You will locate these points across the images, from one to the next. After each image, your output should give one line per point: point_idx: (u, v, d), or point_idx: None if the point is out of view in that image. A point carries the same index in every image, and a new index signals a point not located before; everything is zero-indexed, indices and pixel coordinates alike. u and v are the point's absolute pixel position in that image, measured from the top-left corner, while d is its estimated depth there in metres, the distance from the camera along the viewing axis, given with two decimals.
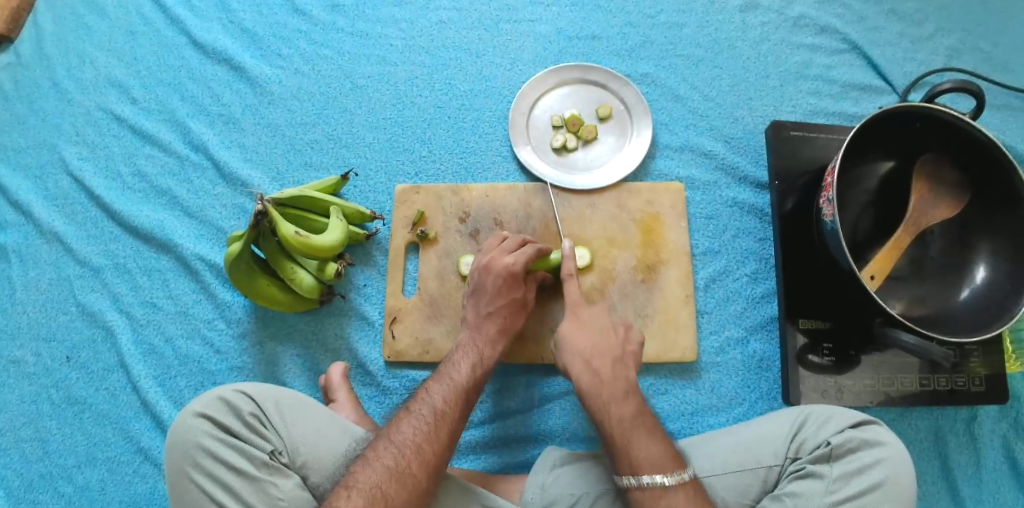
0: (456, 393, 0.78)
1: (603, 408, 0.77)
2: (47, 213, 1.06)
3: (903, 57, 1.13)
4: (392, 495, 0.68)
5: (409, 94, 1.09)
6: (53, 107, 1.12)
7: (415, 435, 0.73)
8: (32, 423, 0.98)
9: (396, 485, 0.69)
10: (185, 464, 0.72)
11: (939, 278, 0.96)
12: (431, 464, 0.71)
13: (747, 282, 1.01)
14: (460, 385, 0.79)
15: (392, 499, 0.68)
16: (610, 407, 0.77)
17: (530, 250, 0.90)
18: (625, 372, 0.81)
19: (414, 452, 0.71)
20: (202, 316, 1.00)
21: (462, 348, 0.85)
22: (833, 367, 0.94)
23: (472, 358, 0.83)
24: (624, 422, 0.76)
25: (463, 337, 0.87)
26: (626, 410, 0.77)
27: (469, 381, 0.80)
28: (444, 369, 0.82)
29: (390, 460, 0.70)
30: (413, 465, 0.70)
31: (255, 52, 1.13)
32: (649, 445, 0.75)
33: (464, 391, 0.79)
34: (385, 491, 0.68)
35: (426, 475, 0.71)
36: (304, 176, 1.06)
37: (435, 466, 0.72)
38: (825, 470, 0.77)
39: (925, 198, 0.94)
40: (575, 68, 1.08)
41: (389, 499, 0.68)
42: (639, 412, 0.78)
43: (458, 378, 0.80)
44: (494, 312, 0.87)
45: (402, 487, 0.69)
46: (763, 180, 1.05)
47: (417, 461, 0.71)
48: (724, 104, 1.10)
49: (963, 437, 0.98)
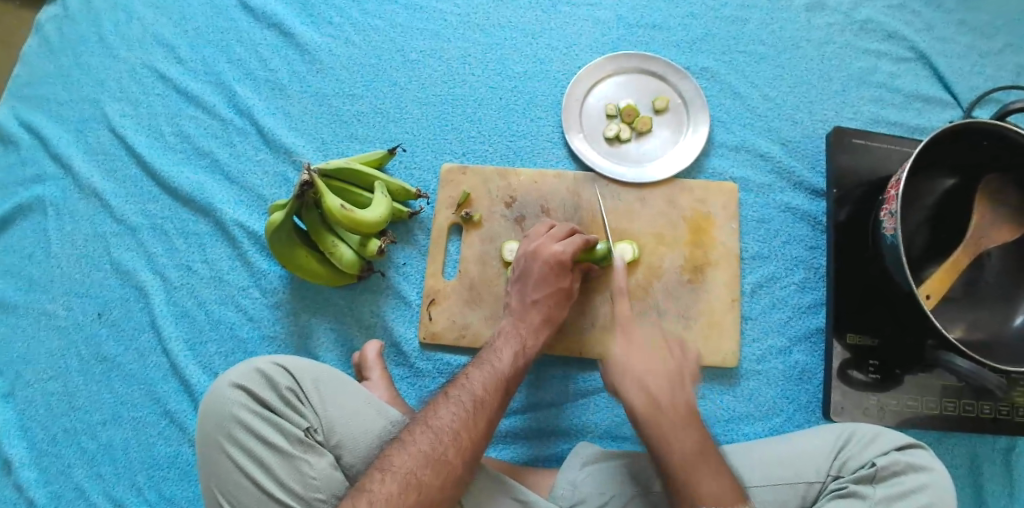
0: (495, 383, 0.76)
1: (638, 389, 0.75)
2: (87, 167, 1.05)
3: (971, 70, 1.08)
4: (427, 481, 0.66)
5: (460, 72, 1.07)
6: (98, 61, 1.10)
7: (454, 423, 0.70)
8: (59, 377, 0.97)
9: (431, 472, 0.67)
10: (219, 435, 0.70)
11: (994, 302, 0.92)
12: (467, 451, 0.69)
13: (795, 290, 0.98)
14: (500, 374, 0.77)
15: (426, 485, 0.66)
16: (645, 388, 0.75)
17: (579, 241, 0.87)
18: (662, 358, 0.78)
19: (452, 439, 0.69)
20: (238, 283, 0.98)
21: (503, 336, 0.82)
22: (878, 385, 0.91)
23: (513, 347, 0.81)
24: (660, 405, 0.74)
25: (503, 325, 0.84)
26: (662, 390, 0.75)
27: (509, 370, 0.78)
28: (484, 356, 0.79)
29: (426, 445, 0.68)
30: (449, 452, 0.68)
31: (305, 18, 1.10)
32: (682, 432, 0.72)
33: (505, 385, 0.76)
34: (420, 478, 0.66)
35: (462, 463, 0.69)
36: (349, 149, 1.03)
37: (470, 455, 0.69)
38: (867, 491, 0.74)
39: (985, 220, 0.93)
40: (633, 57, 1.04)
41: (424, 485, 0.66)
42: (676, 392, 0.75)
43: (498, 366, 0.78)
44: (540, 299, 0.85)
45: (437, 474, 0.67)
46: (820, 186, 1.02)
47: (453, 447, 0.69)
48: (783, 105, 1.06)
49: (1000, 467, 0.95)
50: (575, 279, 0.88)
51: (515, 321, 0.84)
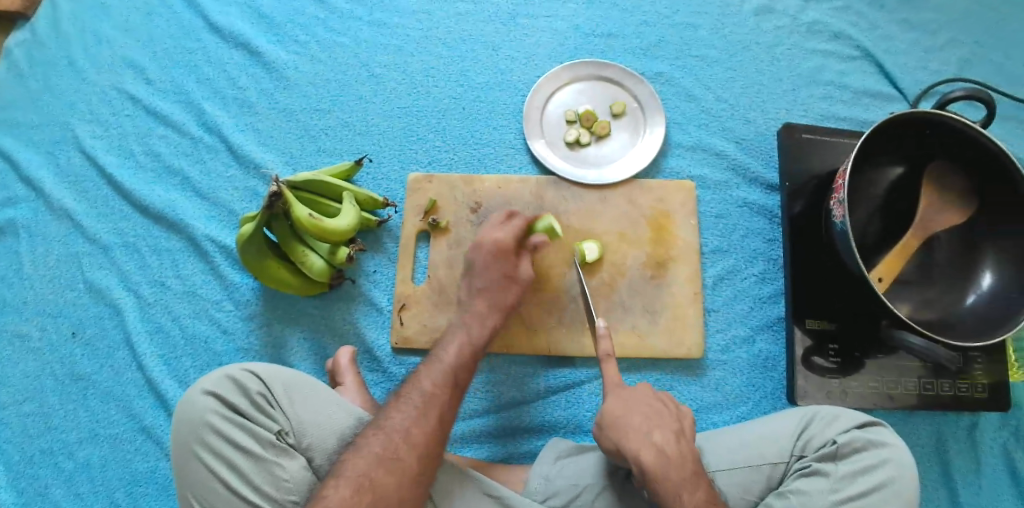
0: (445, 381, 0.78)
1: (648, 446, 0.74)
2: (59, 189, 1.06)
3: (915, 66, 1.14)
4: (381, 482, 0.68)
5: (424, 84, 1.10)
6: (68, 85, 1.12)
7: (405, 422, 0.73)
8: (34, 398, 0.97)
9: (384, 471, 0.69)
10: (192, 442, 0.72)
11: (942, 281, 0.96)
12: (420, 449, 0.71)
13: (756, 281, 1.02)
14: (450, 370, 0.79)
15: (380, 485, 0.68)
16: (649, 443, 0.75)
17: (518, 224, 0.93)
18: (653, 412, 0.78)
19: (402, 437, 0.71)
20: (211, 297, 1.00)
21: (454, 330, 0.85)
22: (839, 368, 0.95)
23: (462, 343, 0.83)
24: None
25: (457, 323, 0.86)
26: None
27: (458, 365, 0.80)
28: (434, 355, 0.82)
29: (378, 447, 0.70)
30: (401, 450, 0.70)
31: (272, 37, 1.13)
32: None
33: (456, 385, 0.78)
34: (374, 478, 0.68)
35: (417, 460, 0.71)
36: (317, 162, 1.06)
37: (423, 450, 0.71)
38: (830, 468, 0.77)
39: (933, 205, 0.96)
40: (590, 64, 1.08)
41: (378, 485, 0.68)
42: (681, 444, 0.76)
43: (448, 362, 0.80)
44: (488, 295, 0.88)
45: (390, 473, 0.69)
46: (774, 181, 1.06)
47: (404, 445, 0.71)
48: (737, 105, 1.10)
49: (964, 444, 0.98)
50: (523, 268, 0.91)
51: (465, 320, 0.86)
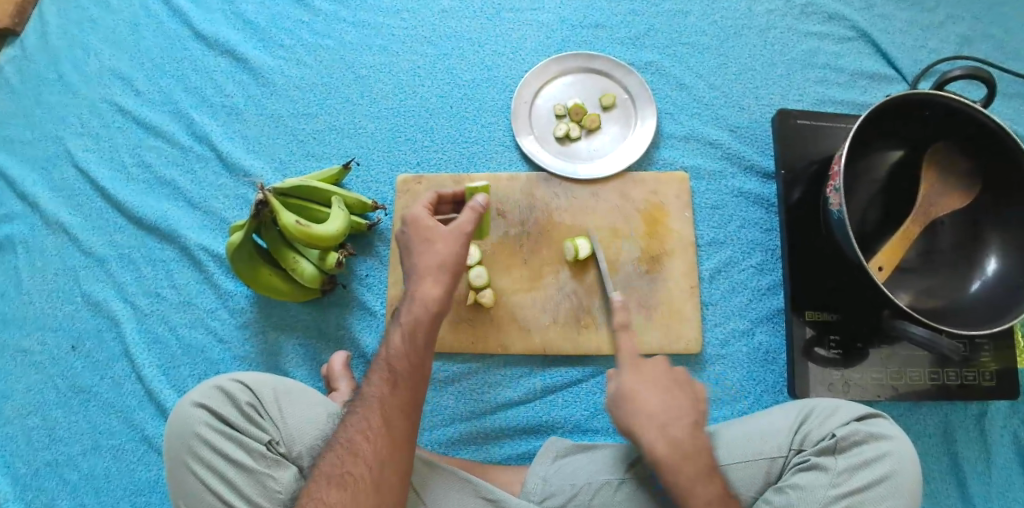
0: (386, 378, 0.74)
1: (661, 441, 0.74)
2: (53, 204, 1.07)
3: (914, 45, 1.10)
4: (332, 499, 0.67)
5: (411, 84, 1.09)
6: (59, 99, 1.12)
7: (353, 431, 0.72)
8: (37, 411, 0.99)
9: (334, 489, 0.68)
10: (184, 454, 0.72)
11: (945, 268, 0.94)
12: (367, 459, 0.69)
13: (754, 273, 1.00)
14: (390, 365, 0.75)
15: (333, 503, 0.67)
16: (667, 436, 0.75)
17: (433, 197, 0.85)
18: (678, 406, 0.78)
19: (346, 449, 0.70)
20: (206, 306, 1.00)
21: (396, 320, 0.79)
22: (840, 360, 0.93)
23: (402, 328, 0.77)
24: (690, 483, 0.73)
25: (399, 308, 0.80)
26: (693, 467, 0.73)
27: (400, 357, 0.75)
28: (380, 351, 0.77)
29: (328, 465, 0.70)
30: (347, 463, 0.69)
31: (257, 43, 1.12)
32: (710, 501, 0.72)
33: (398, 379, 0.74)
34: (324, 497, 0.67)
35: (368, 469, 0.69)
36: (306, 167, 1.05)
37: (372, 457, 0.70)
38: (829, 463, 0.76)
39: (935, 189, 0.94)
40: (578, 57, 1.06)
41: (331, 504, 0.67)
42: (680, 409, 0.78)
43: (388, 357, 0.75)
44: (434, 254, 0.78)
45: (341, 489, 0.68)
46: (771, 169, 1.04)
47: (350, 459, 0.69)
48: (729, 93, 1.08)
49: (972, 433, 0.96)
50: (467, 216, 0.80)
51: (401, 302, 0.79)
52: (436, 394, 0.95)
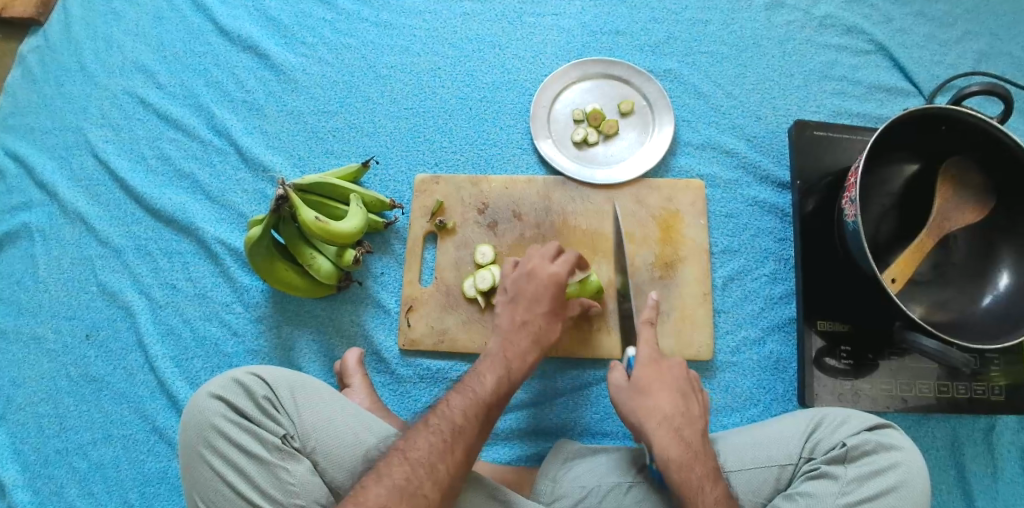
0: (474, 409, 0.75)
1: (673, 435, 0.76)
2: (71, 193, 1.07)
3: (931, 60, 1.11)
4: None
5: (431, 85, 1.10)
6: (80, 91, 1.13)
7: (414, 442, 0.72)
8: (50, 399, 0.99)
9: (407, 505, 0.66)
10: (200, 445, 0.73)
11: (958, 280, 0.95)
12: (444, 485, 0.69)
13: (767, 282, 1.00)
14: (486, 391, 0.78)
15: None
16: (676, 436, 0.76)
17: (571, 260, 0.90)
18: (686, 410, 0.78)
19: (427, 470, 0.69)
20: (221, 299, 1.01)
21: (490, 358, 0.83)
22: (851, 370, 0.93)
23: (495, 365, 0.82)
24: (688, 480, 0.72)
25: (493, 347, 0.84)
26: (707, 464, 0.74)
27: (492, 395, 0.78)
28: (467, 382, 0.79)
29: (402, 479, 0.67)
30: (425, 485, 0.68)
31: (279, 40, 1.13)
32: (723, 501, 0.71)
33: (485, 402, 0.76)
34: None
35: (423, 474, 0.68)
36: (325, 164, 1.06)
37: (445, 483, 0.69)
38: (838, 471, 0.76)
39: (949, 203, 0.93)
40: (598, 62, 1.07)
41: None
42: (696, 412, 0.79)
43: (480, 391, 0.78)
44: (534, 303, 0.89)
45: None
46: (786, 179, 1.04)
47: (428, 481, 0.68)
48: (747, 102, 1.09)
49: (979, 447, 0.96)
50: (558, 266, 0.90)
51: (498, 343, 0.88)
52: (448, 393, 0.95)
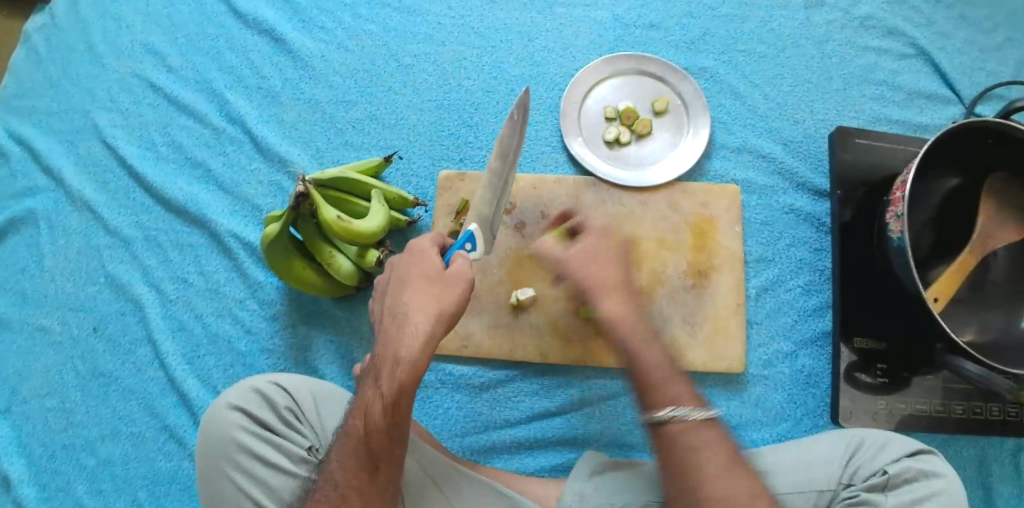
0: (378, 411, 0.63)
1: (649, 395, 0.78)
2: (79, 180, 1.03)
3: (971, 66, 1.06)
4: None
5: (456, 76, 1.05)
6: (89, 72, 1.08)
7: None
8: (56, 393, 0.95)
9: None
10: (221, 460, 0.70)
11: (1003, 303, 0.91)
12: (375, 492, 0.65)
13: (801, 293, 0.97)
14: (367, 437, 0.64)
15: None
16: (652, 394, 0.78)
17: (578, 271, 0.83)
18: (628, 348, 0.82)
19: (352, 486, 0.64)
20: (234, 295, 0.97)
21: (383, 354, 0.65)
22: (884, 387, 0.90)
23: (392, 357, 0.63)
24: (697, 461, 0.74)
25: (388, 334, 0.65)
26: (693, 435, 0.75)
27: (387, 396, 0.62)
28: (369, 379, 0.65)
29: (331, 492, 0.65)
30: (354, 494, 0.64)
31: (297, 24, 1.08)
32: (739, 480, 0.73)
33: (382, 413, 0.63)
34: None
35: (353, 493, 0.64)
36: (345, 156, 1.02)
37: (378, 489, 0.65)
38: (879, 499, 0.74)
39: (993, 219, 0.91)
40: (631, 58, 1.03)
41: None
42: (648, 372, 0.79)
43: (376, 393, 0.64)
44: (412, 308, 0.65)
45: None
46: (824, 187, 1.01)
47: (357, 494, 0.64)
48: (784, 104, 1.05)
49: (1008, 468, 0.92)
50: (429, 236, 0.72)
51: (380, 379, 0.63)
52: (470, 400, 0.92)
